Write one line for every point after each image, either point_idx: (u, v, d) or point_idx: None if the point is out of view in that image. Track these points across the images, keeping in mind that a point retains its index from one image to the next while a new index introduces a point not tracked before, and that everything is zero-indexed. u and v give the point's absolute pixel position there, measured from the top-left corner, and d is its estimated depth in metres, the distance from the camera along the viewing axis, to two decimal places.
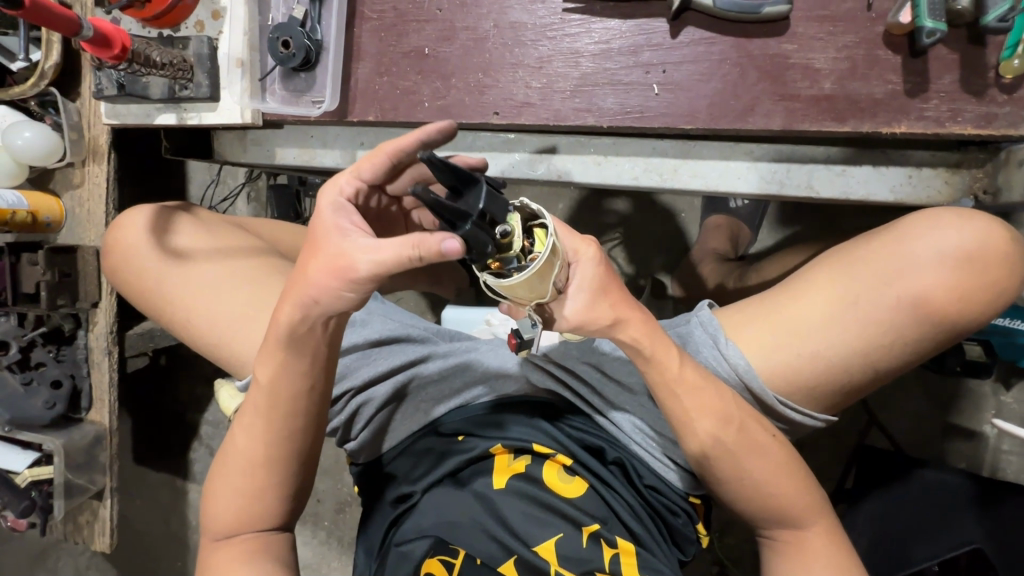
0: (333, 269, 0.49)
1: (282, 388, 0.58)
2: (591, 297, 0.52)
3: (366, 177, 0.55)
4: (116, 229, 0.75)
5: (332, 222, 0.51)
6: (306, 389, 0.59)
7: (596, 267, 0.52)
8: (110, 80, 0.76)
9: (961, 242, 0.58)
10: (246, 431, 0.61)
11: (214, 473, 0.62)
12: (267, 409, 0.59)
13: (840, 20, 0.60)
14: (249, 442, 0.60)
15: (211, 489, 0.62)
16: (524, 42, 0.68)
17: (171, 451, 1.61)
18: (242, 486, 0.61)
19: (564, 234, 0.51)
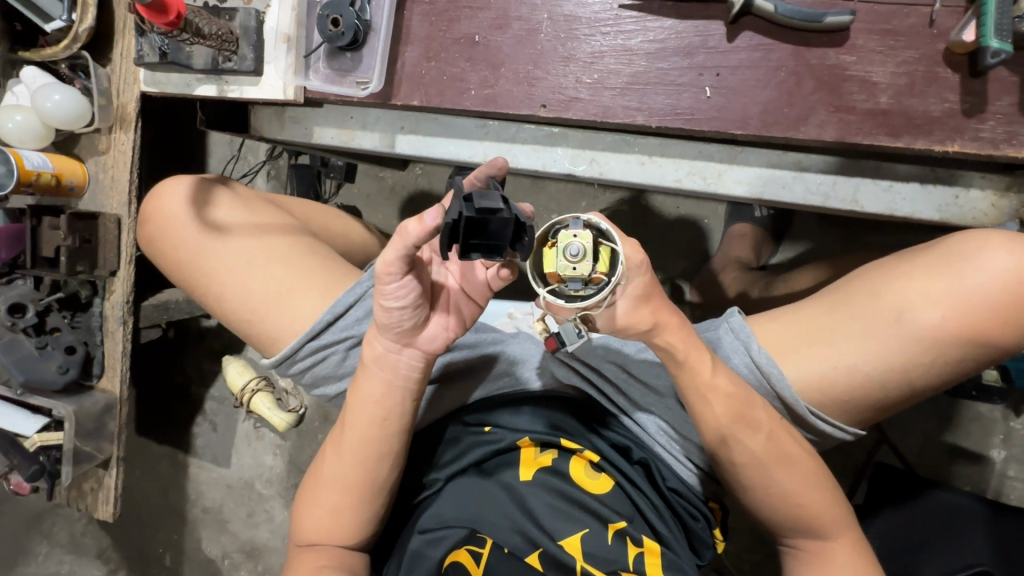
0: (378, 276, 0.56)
1: (365, 417, 0.63)
2: (633, 300, 0.52)
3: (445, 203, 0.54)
4: (155, 198, 0.74)
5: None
6: (384, 424, 0.63)
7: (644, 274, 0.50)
8: (153, 47, 0.75)
9: (1011, 265, 0.57)
10: (335, 455, 0.65)
11: (306, 487, 0.68)
12: (353, 437, 0.64)
13: (901, 35, 0.60)
14: (337, 465, 0.65)
15: (301, 502, 0.68)
16: (578, 36, 0.67)
17: (175, 425, 1.61)
18: (329, 507, 0.65)
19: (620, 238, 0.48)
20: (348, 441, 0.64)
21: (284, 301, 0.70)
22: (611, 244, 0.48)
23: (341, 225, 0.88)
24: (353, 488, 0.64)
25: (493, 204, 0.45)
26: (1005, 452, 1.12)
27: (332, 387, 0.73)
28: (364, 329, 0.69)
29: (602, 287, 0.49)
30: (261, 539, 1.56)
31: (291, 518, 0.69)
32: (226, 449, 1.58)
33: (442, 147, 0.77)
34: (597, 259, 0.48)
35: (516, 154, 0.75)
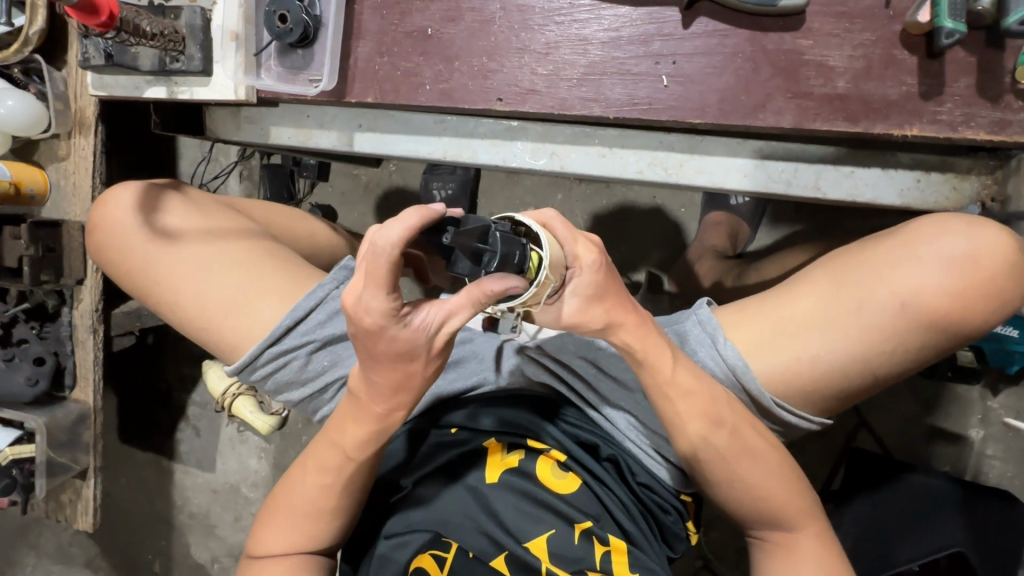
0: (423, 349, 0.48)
1: (343, 453, 0.60)
2: (584, 299, 0.51)
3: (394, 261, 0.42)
4: (103, 205, 0.72)
5: (402, 327, 0.46)
6: (368, 461, 0.61)
7: (595, 273, 0.49)
8: (98, 48, 0.72)
9: (969, 249, 0.56)
10: (301, 477, 0.63)
11: (270, 507, 0.66)
12: (322, 465, 0.62)
13: (857, 17, 0.59)
14: (304, 486, 0.63)
15: (263, 521, 0.66)
16: (532, 26, 0.65)
17: (158, 431, 1.59)
18: (296, 526, 0.64)
19: (566, 238, 0.48)
20: (315, 465, 0.62)
21: (243, 307, 0.69)
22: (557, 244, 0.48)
23: (305, 227, 0.86)
24: (336, 506, 0.63)
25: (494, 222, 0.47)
26: (982, 432, 1.13)
27: (297, 393, 0.72)
28: (327, 332, 0.68)
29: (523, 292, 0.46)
30: None
31: (251, 536, 0.67)
32: (210, 454, 1.57)
33: (401, 145, 0.75)
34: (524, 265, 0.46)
35: (476, 149, 0.73)
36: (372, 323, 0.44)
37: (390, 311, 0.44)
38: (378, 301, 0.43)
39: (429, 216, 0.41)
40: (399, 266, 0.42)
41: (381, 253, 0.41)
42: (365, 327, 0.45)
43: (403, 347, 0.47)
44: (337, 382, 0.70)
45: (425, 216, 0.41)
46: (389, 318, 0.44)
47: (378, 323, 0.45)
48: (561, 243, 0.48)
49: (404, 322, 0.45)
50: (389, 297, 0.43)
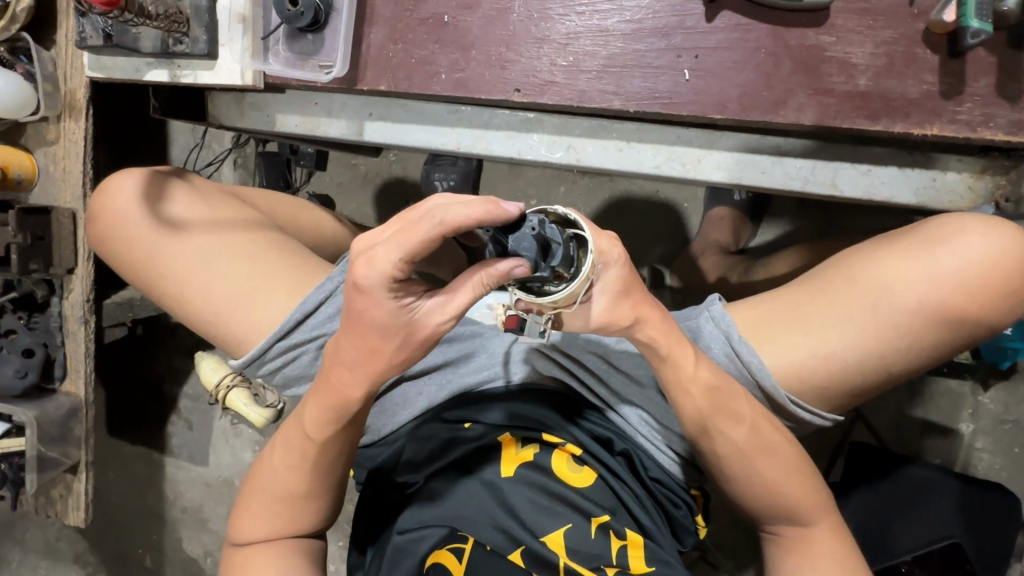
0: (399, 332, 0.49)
1: (305, 431, 0.59)
2: (613, 295, 0.50)
3: (419, 243, 0.43)
4: (103, 193, 0.70)
5: (388, 294, 0.46)
6: (330, 444, 0.59)
7: (621, 267, 0.49)
8: (96, 28, 0.70)
9: (985, 248, 0.57)
10: (272, 459, 0.62)
11: (244, 492, 0.65)
12: (289, 444, 0.61)
13: (880, 14, 0.58)
14: (274, 468, 0.62)
15: (239, 508, 0.65)
16: (551, 16, 0.64)
17: (148, 424, 1.56)
18: (268, 513, 0.63)
19: (593, 234, 0.47)
20: (285, 448, 0.61)
21: (251, 300, 0.67)
22: (584, 240, 0.47)
23: (310, 217, 0.84)
24: (307, 489, 0.62)
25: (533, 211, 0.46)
26: (973, 426, 1.15)
27: (305, 387, 0.71)
28: (334, 326, 0.66)
29: (574, 285, 0.47)
30: None
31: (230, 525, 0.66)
32: (203, 447, 1.54)
33: (413, 135, 0.74)
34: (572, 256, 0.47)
35: (490, 141, 0.72)
36: (366, 277, 0.45)
37: (390, 278, 0.45)
38: (388, 262, 0.44)
39: (495, 213, 0.42)
40: (434, 243, 0.43)
41: (431, 220, 0.42)
42: (356, 281, 0.46)
43: (374, 315, 0.47)
44: None
45: (488, 212, 0.42)
46: (385, 280, 0.45)
47: (370, 282, 0.45)
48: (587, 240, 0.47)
49: (397, 294, 0.46)
50: (402, 262, 0.44)
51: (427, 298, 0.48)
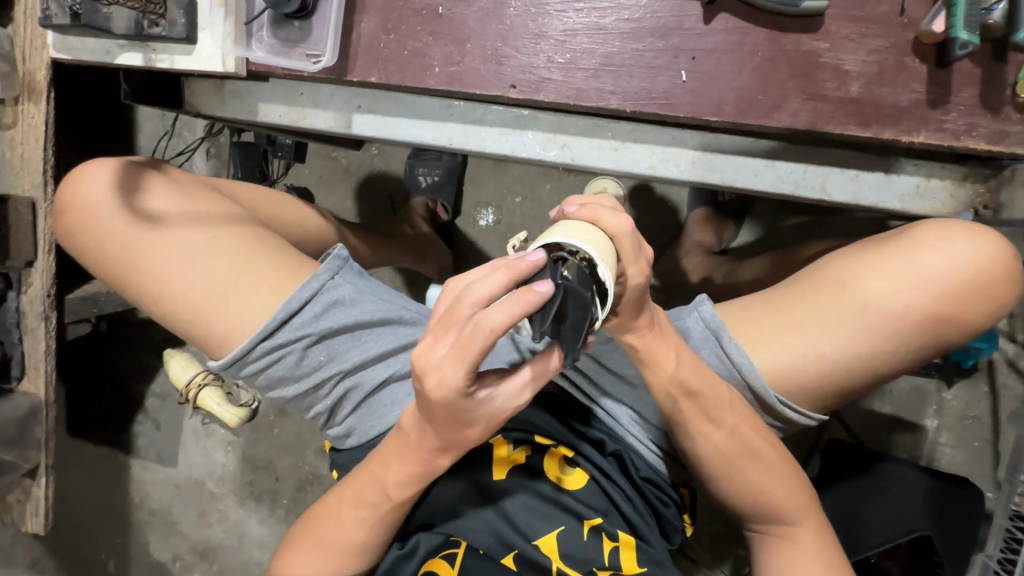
0: (486, 419, 0.48)
1: (385, 491, 0.57)
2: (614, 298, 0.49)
3: (479, 347, 0.41)
4: (70, 183, 0.65)
5: (463, 398, 0.44)
6: (409, 499, 0.58)
7: (632, 290, 0.48)
8: (63, 6, 0.65)
9: (970, 254, 0.59)
10: (337, 506, 0.61)
11: (299, 531, 0.64)
12: (361, 497, 0.58)
13: (872, 23, 0.59)
14: (338, 518, 0.60)
15: (291, 546, 0.64)
16: (549, 11, 0.63)
17: (113, 424, 1.49)
18: (329, 557, 0.62)
19: (628, 257, 0.47)
20: (353, 500, 0.59)
21: (233, 297, 0.65)
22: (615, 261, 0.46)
23: (293, 211, 0.81)
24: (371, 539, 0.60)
25: (582, 292, 0.41)
26: (937, 421, 1.20)
27: (288, 389, 0.69)
28: (322, 326, 0.66)
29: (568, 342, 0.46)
30: (214, 539, 1.47)
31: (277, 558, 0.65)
32: (172, 447, 1.48)
33: (404, 129, 0.71)
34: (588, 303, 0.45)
35: (483, 137, 0.71)
36: (443, 395, 0.44)
37: (462, 389, 0.43)
38: (456, 380, 0.42)
39: (534, 302, 0.40)
40: (488, 349, 0.41)
41: (479, 330, 0.40)
42: (430, 396, 0.44)
43: (460, 414, 0.46)
44: (334, 378, 0.68)
45: (524, 306, 0.40)
46: (457, 391, 0.43)
47: (447, 398, 0.44)
48: (621, 257, 0.47)
49: (472, 394, 0.45)
50: (468, 372, 0.42)
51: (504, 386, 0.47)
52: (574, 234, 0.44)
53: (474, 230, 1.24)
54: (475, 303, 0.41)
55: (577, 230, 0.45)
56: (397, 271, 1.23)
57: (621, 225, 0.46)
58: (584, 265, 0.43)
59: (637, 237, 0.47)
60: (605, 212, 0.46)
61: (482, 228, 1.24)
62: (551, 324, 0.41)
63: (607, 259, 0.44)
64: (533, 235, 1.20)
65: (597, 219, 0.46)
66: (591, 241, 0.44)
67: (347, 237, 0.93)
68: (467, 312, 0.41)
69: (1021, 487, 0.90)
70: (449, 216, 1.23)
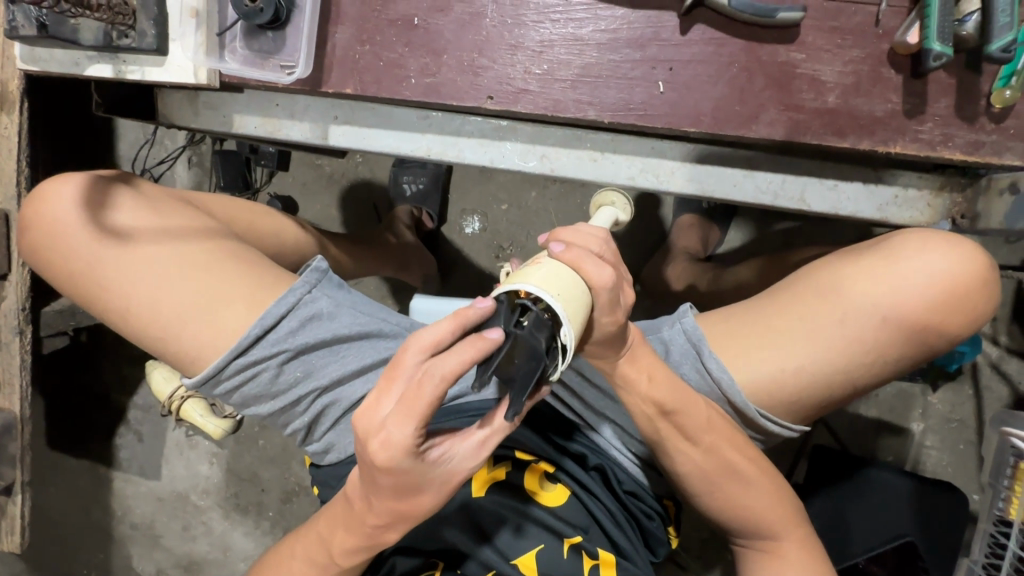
0: (438, 486, 0.47)
1: (330, 553, 0.55)
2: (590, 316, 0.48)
3: (429, 399, 0.41)
4: (37, 200, 0.63)
5: (412, 460, 0.44)
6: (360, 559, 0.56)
7: (606, 322, 0.49)
8: (28, 17, 0.63)
9: (946, 266, 0.59)
10: (289, 558, 0.59)
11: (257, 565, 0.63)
12: (311, 553, 0.57)
13: (848, 34, 0.59)
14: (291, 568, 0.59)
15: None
16: (525, 22, 0.62)
17: (94, 437, 1.46)
18: None
19: (601, 309, 0.47)
20: (306, 556, 0.58)
21: (205, 315, 0.63)
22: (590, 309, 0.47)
23: (270, 223, 0.80)
24: None
25: (538, 344, 0.40)
26: (923, 425, 1.21)
27: (265, 406, 0.68)
28: (298, 341, 0.65)
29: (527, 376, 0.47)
30: (199, 553, 1.44)
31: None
32: (154, 460, 1.46)
33: (381, 140, 0.71)
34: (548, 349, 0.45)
35: (461, 147, 0.70)
36: (390, 458, 0.43)
37: (410, 449, 0.43)
38: (403, 437, 0.43)
39: (489, 350, 0.41)
40: (437, 401, 0.42)
41: (429, 379, 0.41)
42: (376, 460, 0.44)
43: (411, 479, 0.46)
44: (311, 394, 0.67)
45: (479, 352, 0.41)
46: (406, 452, 0.43)
47: (395, 460, 0.43)
48: (596, 308, 0.47)
49: (422, 454, 0.45)
50: (416, 431, 0.42)
51: (456, 446, 0.47)
52: (548, 286, 0.43)
53: (459, 237, 1.23)
54: (422, 355, 0.42)
55: (555, 280, 0.44)
56: (382, 279, 1.22)
57: (602, 279, 0.46)
58: (547, 319, 0.42)
59: (616, 291, 0.47)
60: (589, 261, 0.46)
61: (468, 235, 1.23)
62: (496, 371, 0.41)
63: (573, 319, 0.43)
64: (518, 243, 1.20)
65: (580, 266, 0.46)
66: (563, 297, 0.43)
67: (328, 247, 0.92)
68: (415, 362, 0.42)
69: (1004, 491, 0.90)
70: (434, 224, 1.22)
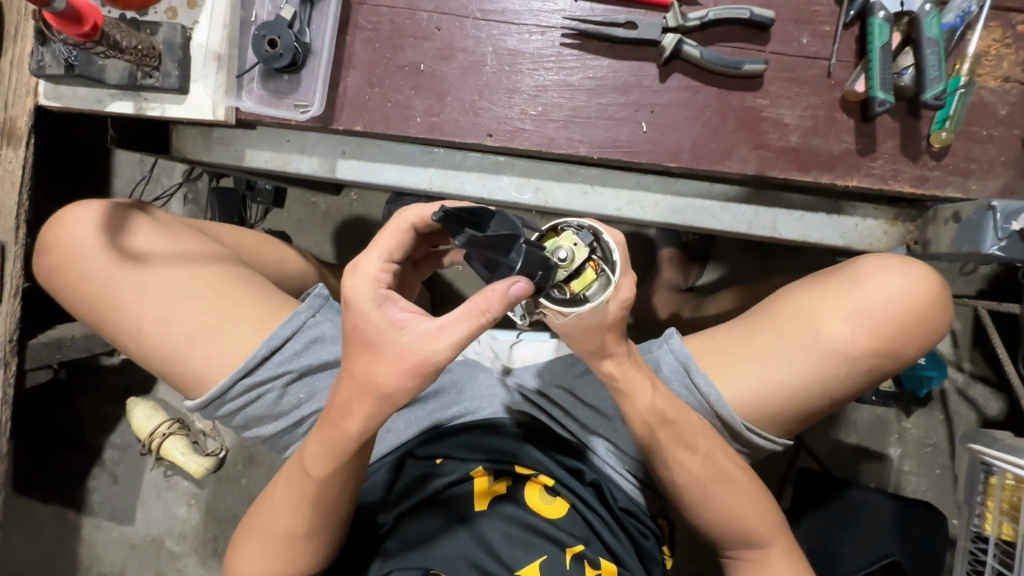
0: (394, 359, 0.48)
1: (304, 467, 0.55)
2: (619, 300, 0.50)
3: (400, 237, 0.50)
4: (55, 223, 0.66)
5: (373, 303, 0.49)
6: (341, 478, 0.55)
7: (622, 309, 0.51)
8: (57, 58, 0.67)
9: (905, 285, 0.65)
10: (272, 502, 0.59)
11: (240, 530, 0.63)
12: (293, 481, 0.57)
13: (806, 83, 0.67)
14: (275, 504, 0.59)
15: (234, 547, 0.63)
16: (521, 70, 0.69)
17: (65, 481, 1.40)
18: (270, 544, 0.59)
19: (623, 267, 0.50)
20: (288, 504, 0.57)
21: (214, 336, 0.65)
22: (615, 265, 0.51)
23: (274, 252, 0.83)
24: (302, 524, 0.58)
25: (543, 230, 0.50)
26: (900, 450, 1.25)
27: (267, 428, 0.69)
28: (302, 363, 0.67)
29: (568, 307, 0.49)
30: None
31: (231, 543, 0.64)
32: (129, 503, 1.39)
33: (386, 174, 0.76)
34: (579, 277, 0.49)
35: (462, 181, 0.75)
36: (359, 290, 0.49)
37: (378, 280, 0.49)
38: (373, 266, 0.49)
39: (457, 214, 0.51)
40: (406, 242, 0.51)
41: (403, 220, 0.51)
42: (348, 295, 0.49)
43: (370, 332, 0.48)
44: (313, 415, 0.68)
45: None
46: (371, 286, 0.49)
47: (359, 287, 0.49)
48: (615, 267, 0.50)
49: (385, 299, 0.49)
50: (384, 263, 0.50)
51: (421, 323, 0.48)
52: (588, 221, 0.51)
53: (451, 272, 1.26)
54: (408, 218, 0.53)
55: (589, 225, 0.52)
56: None
57: (617, 235, 0.51)
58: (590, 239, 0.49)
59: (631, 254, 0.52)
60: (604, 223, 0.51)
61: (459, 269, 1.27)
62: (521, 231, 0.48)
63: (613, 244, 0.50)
64: None
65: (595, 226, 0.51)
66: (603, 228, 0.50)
67: (327, 277, 0.94)
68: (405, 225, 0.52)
69: (978, 507, 0.94)
70: None
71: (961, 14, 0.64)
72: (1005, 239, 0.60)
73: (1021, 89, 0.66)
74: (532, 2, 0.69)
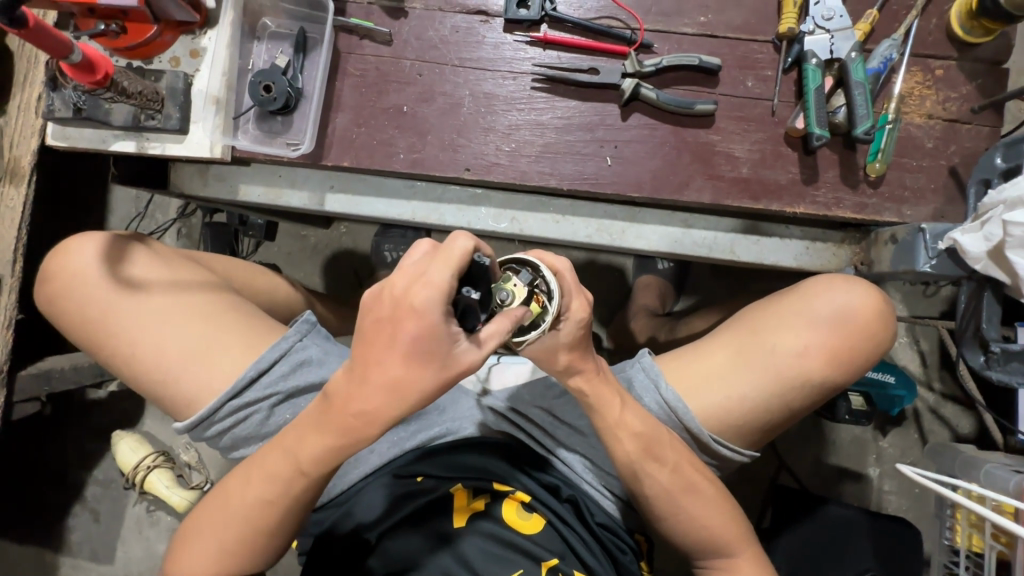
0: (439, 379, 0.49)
1: (287, 478, 0.58)
2: (573, 324, 0.55)
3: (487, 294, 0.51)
4: (58, 252, 0.70)
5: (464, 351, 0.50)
6: (323, 475, 0.57)
7: (577, 329, 0.55)
8: (66, 102, 0.72)
9: (853, 303, 0.70)
10: (234, 502, 0.60)
11: (191, 523, 0.63)
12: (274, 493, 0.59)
13: (753, 121, 0.74)
14: (233, 501, 0.60)
15: (182, 544, 0.62)
16: (496, 110, 0.76)
17: (44, 520, 1.37)
18: (226, 540, 0.60)
19: (569, 293, 0.53)
20: (257, 508, 0.59)
21: (206, 359, 0.68)
22: (560, 293, 0.53)
23: (264, 281, 0.86)
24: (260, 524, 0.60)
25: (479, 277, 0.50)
26: (879, 470, 1.28)
27: (254, 449, 0.71)
28: (289, 385, 0.70)
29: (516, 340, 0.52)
30: None
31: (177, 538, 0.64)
32: (110, 541, 1.37)
33: (372, 207, 0.81)
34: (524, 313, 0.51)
35: (443, 212, 0.81)
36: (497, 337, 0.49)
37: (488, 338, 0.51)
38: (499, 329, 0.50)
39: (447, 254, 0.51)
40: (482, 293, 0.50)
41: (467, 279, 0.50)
42: (413, 304, 0.45)
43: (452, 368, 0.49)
44: None
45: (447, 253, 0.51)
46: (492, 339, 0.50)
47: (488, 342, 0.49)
48: (564, 293, 0.53)
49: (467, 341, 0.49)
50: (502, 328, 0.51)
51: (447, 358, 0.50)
52: (528, 253, 0.53)
53: None
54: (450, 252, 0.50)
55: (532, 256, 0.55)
56: None
57: (561, 262, 0.53)
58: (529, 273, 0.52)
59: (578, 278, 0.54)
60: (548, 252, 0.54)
61: None
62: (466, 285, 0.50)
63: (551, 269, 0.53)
64: None
65: (541, 256, 0.54)
66: (542, 258, 0.53)
67: (315, 305, 0.98)
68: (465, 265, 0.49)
69: (949, 520, 0.97)
70: None
71: (884, 61, 0.71)
72: (934, 258, 0.67)
73: (943, 125, 0.73)
74: (504, 51, 0.76)
